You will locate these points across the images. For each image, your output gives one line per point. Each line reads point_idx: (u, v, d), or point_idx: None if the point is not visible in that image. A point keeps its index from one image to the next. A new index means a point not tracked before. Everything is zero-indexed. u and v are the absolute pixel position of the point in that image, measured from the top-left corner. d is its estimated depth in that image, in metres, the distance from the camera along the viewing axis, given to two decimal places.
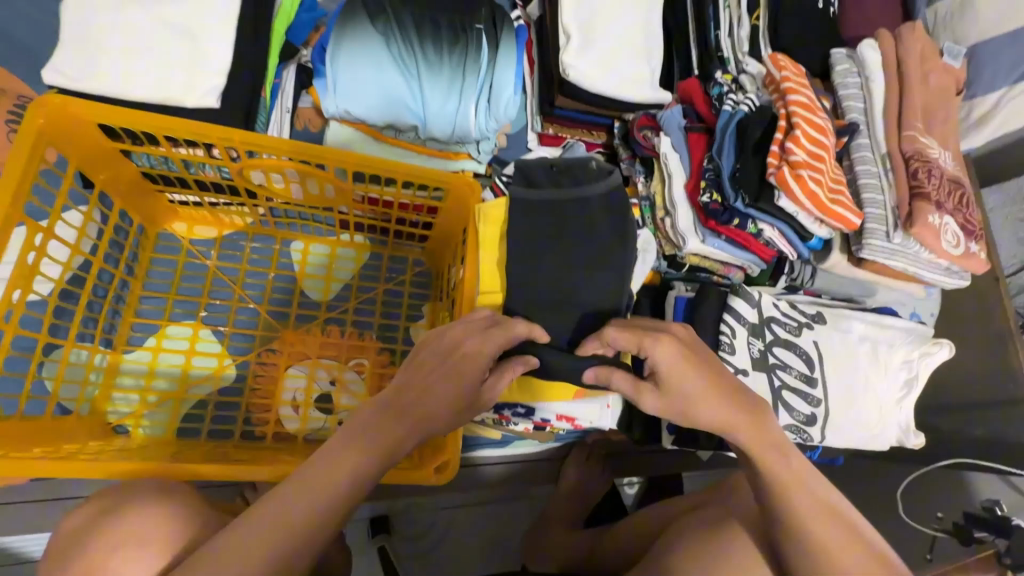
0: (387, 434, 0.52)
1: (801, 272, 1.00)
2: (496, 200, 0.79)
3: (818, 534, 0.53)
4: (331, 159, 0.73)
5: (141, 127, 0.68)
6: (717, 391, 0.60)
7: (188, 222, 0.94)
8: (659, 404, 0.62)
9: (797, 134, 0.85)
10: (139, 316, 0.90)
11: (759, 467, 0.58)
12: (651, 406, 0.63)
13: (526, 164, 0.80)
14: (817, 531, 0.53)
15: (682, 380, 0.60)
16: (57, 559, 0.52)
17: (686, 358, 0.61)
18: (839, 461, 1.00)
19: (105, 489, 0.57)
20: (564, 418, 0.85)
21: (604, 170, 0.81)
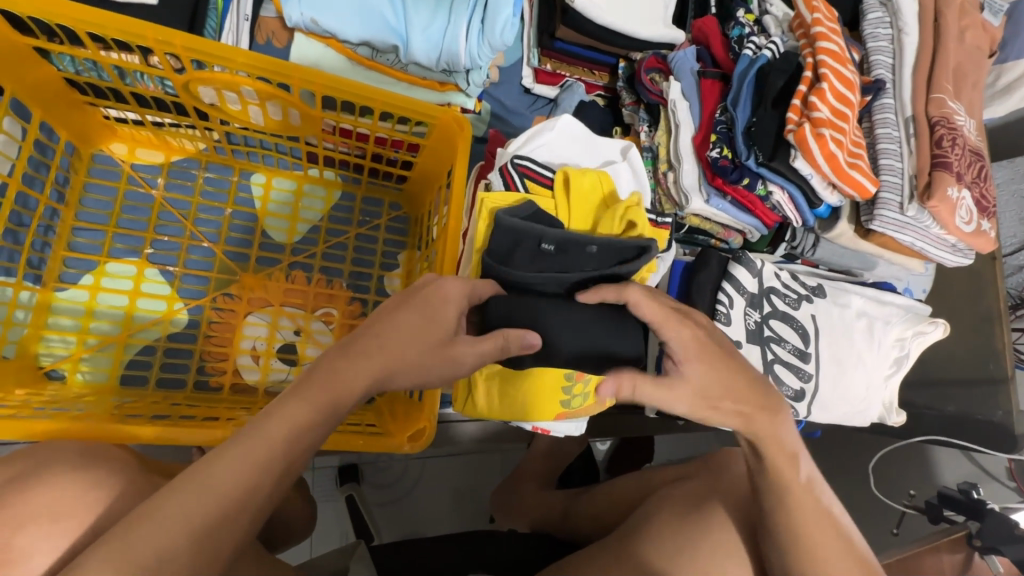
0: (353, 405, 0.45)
1: (802, 240, 0.95)
2: (506, 194, 0.66)
3: (816, 543, 0.52)
4: (297, 79, 0.61)
5: (56, 18, 0.55)
6: (741, 380, 0.56)
7: (128, 143, 0.82)
8: (689, 332, 0.57)
9: (823, 88, 0.76)
10: (72, 250, 0.79)
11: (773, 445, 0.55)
12: (679, 333, 0.57)
13: (511, 229, 0.61)
14: (821, 510, 0.54)
15: (706, 364, 0.55)
16: None
17: (710, 345, 0.56)
18: (818, 433, 0.99)
19: (24, 452, 0.51)
20: (540, 430, 0.71)
21: (609, 256, 0.61)
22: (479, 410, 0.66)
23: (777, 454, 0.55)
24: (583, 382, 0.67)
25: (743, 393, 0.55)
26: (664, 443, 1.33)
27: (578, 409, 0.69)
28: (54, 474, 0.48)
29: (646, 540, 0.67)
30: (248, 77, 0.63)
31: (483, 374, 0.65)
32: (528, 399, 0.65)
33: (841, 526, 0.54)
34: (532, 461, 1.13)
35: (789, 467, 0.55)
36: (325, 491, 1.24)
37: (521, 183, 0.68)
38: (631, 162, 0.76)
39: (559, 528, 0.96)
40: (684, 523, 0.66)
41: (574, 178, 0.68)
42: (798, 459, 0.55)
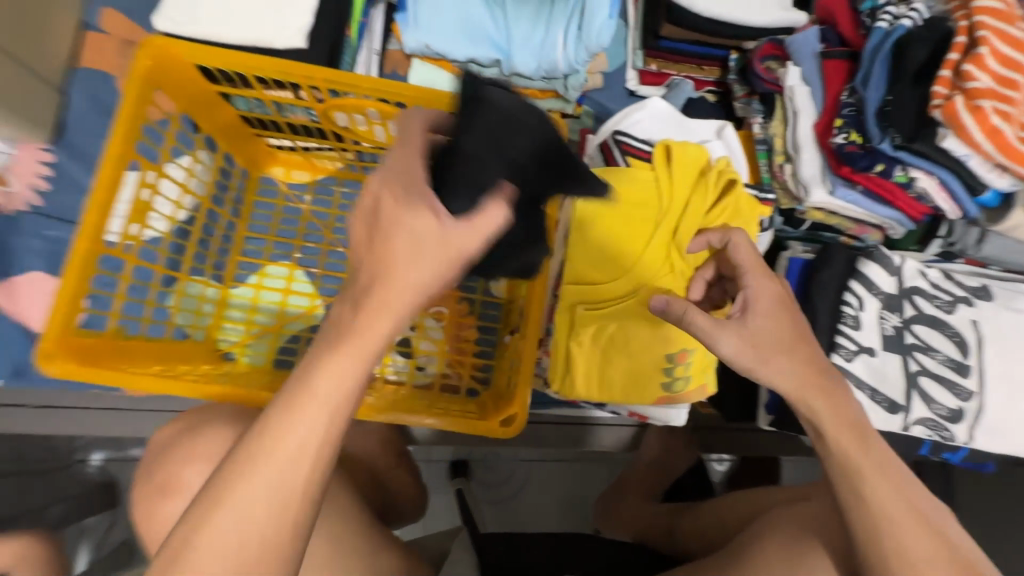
0: None
1: (962, 236, 0.80)
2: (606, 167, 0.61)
3: (894, 542, 0.43)
4: (413, 98, 0.69)
5: (233, 66, 0.68)
6: (806, 343, 0.48)
7: (286, 166, 0.98)
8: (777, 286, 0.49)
9: (982, 53, 0.64)
10: (244, 255, 0.96)
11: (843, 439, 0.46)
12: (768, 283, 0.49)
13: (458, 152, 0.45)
14: (910, 527, 0.43)
15: (777, 324, 0.48)
16: (158, 466, 0.58)
17: (788, 306, 0.49)
18: (987, 467, 0.83)
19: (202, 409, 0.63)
20: (636, 418, 0.67)
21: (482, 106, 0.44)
22: (575, 388, 0.60)
23: (841, 434, 0.46)
24: (684, 365, 0.61)
25: (810, 358, 0.47)
26: (788, 466, 1.21)
27: (677, 397, 0.62)
28: (223, 424, 0.59)
29: (752, 557, 0.61)
30: (374, 100, 0.73)
31: (582, 362, 0.60)
32: (629, 375, 0.60)
33: (930, 523, 0.45)
34: (636, 470, 1.09)
35: (862, 448, 0.46)
36: (437, 482, 1.33)
37: (623, 160, 0.68)
38: (726, 141, 0.72)
39: (662, 540, 0.92)
40: (795, 543, 0.60)
41: (677, 149, 0.62)
42: (871, 441, 0.46)
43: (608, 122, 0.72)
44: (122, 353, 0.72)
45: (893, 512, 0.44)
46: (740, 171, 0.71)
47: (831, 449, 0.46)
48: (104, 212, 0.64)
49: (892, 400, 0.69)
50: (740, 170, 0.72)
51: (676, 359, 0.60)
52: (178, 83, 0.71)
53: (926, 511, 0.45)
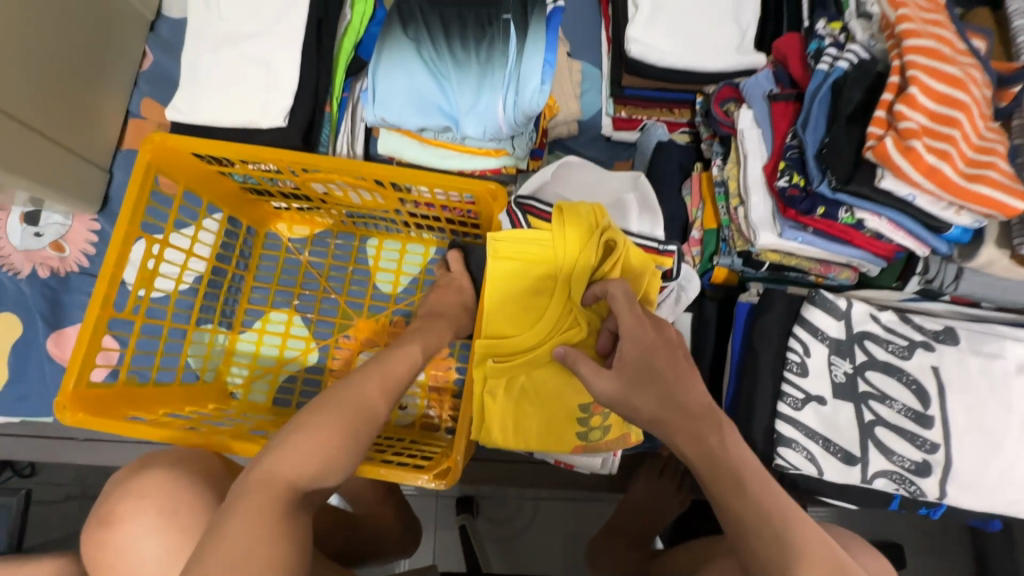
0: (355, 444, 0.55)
1: (940, 272, 0.76)
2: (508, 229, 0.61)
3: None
4: (369, 171, 0.77)
5: (223, 153, 0.79)
6: (684, 404, 0.49)
7: (288, 223, 1.09)
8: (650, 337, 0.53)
9: (912, 93, 0.63)
10: (251, 303, 1.07)
11: (729, 477, 0.47)
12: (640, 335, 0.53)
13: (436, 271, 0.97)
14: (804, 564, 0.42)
15: (650, 371, 0.52)
16: None
17: (663, 351, 0.52)
18: (993, 525, 0.74)
19: None
20: (564, 465, 0.72)
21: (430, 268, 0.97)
22: (493, 437, 0.65)
23: (720, 483, 0.47)
24: (601, 415, 0.65)
25: (681, 402, 0.50)
26: None
27: (596, 446, 0.67)
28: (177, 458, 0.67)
29: None
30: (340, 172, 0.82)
31: (500, 411, 0.65)
32: (545, 425, 0.65)
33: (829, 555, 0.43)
34: (623, 515, 1.07)
35: (739, 497, 0.45)
36: (440, 519, 1.36)
37: (525, 220, 0.69)
38: (641, 193, 0.72)
39: None
40: None
41: (569, 210, 0.59)
42: (747, 485, 0.46)
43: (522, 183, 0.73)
44: (132, 399, 0.80)
45: (775, 556, 0.43)
46: (657, 223, 0.70)
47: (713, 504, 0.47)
48: (113, 281, 0.75)
49: (847, 451, 0.66)
50: (654, 223, 0.70)
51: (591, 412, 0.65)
52: (178, 166, 0.83)
53: (828, 553, 0.43)
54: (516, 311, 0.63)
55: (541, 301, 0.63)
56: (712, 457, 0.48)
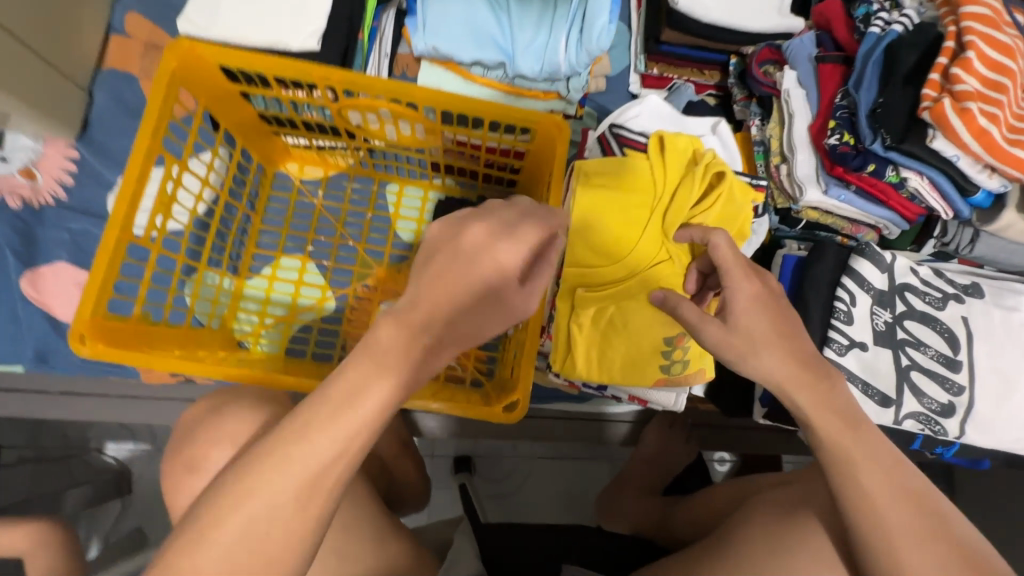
0: None
1: (957, 236, 0.82)
2: (602, 158, 0.72)
3: (892, 524, 0.43)
4: (422, 98, 0.73)
5: (256, 68, 0.72)
6: (787, 343, 0.51)
7: (300, 163, 1.02)
8: (752, 290, 0.54)
9: (968, 57, 0.68)
10: (259, 248, 1.00)
11: (828, 427, 0.48)
12: (744, 287, 0.54)
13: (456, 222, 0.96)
14: (901, 507, 0.44)
15: (754, 320, 0.52)
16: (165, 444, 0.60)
17: (767, 303, 0.53)
18: (984, 463, 0.83)
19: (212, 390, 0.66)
20: (636, 401, 0.77)
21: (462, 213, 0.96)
22: (576, 367, 0.71)
23: (830, 421, 0.48)
24: (682, 347, 0.70)
25: (790, 349, 0.51)
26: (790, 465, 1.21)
27: (677, 379, 0.71)
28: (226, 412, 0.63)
29: (741, 541, 0.63)
30: (386, 100, 0.76)
31: (585, 337, 0.71)
32: (628, 358, 0.71)
33: (927, 504, 0.44)
34: (634, 467, 1.10)
35: (849, 436, 0.47)
36: (440, 478, 1.34)
37: (621, 151, 0.76)
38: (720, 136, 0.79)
39: (659, 533, 0.93)
40: (780, 528, 0.61)
41: (669, 139, 0.72)
42: (860, 425, 0.48)
43: (613, 111, 0.79)
44: (149, 336, 0.73)
45: (871, 497, 0.44)
46: (735, 162, 0.79)
47: (817, 438, 0.48)
48: (134, 201, 0.67)
49: (884, 393, 0.71)
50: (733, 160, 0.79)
51: (671, 342, 0.70)
52: (201, 79, 0.75)
53: (927, 498, 0.45)
54: (614, 240, 0.70)
55: (636, 231, 0.70)
56: (815, 405, 0.49)
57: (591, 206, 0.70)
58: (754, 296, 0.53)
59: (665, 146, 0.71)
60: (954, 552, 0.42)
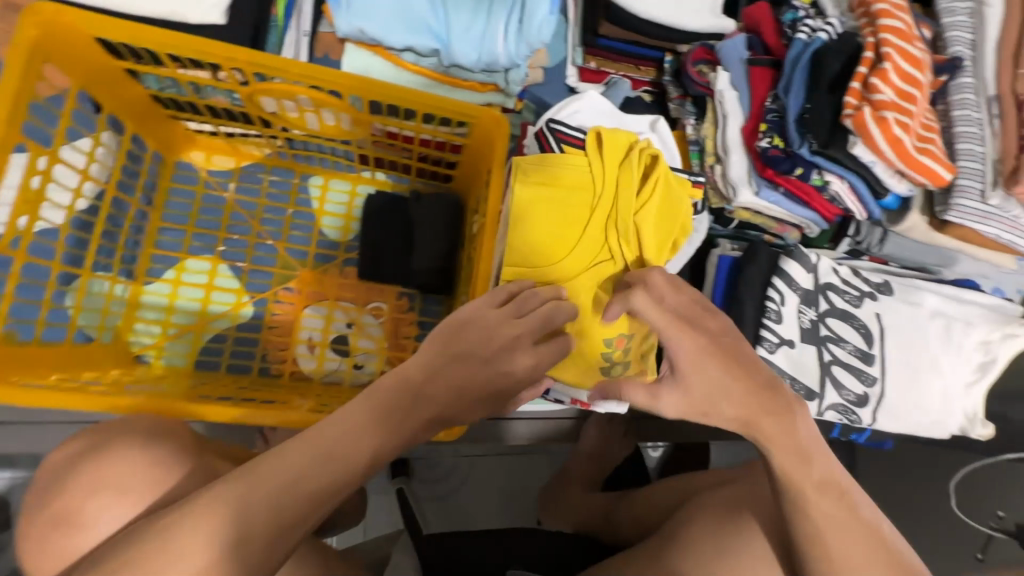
0: (390, 395, 0.48)
1: (868, 235, 0.88)
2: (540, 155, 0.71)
3: (836, 550, 0.49)
4: (346, 86, 0.66)
5: (144, 43, 0.62)
6: (749, 388, 0.52)
7: (206, 151, 0.90)
8: (692, 346, 0.53)
9: (886, 68, 0.72)
10: (159, 248, 0.88)
11: (790, 465, 0.51)
12: (684, 344, 0.53)
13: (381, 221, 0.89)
14: (844, 535, 0.49)
15: (706, 374, 0.52)
16: (37, 495, 0.50)
17: (713, 352, 0.53)
18: (888, 444, 0.90)
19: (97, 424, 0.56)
20: (578, 404, 0.76)
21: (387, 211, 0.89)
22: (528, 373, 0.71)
23: (789, 459, 0.51)
24: (621, 350, 0.74)
25: (740, 399, 0.52)
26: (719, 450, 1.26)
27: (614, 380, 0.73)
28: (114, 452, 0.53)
29: (686, 543, 0.64)
30: (305, 86, 0.68)
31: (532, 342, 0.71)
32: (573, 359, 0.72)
33: (870, 529, 0.50)
34: (576, 464, 1.10)
35: (804, 472, 0.51)
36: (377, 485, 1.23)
37: (559, 148, 0.73)
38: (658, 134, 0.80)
39: (602, 530, 0.94)
40: (724, 529, 0.63)
41: (608, 135, 0.71)
42: (813, 459, 0.51)
43: (547, 109, 0.76)
44: (15, 360, 0.62)
45: (820, 527, 0.50)
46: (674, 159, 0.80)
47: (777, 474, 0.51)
48: None
49: (809, 387, 0.74)
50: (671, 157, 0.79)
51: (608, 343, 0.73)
52: (73, 54, 0.63)
53: (866, 521, 0.50)
54: (561, 236, 0.71)
55: (578, 226, 0.70)
56: (780, 441, 0.51)
57: (534, 202, 0.69)
58: (693, 351, 0.53)
59: (604, 142, 0.71)
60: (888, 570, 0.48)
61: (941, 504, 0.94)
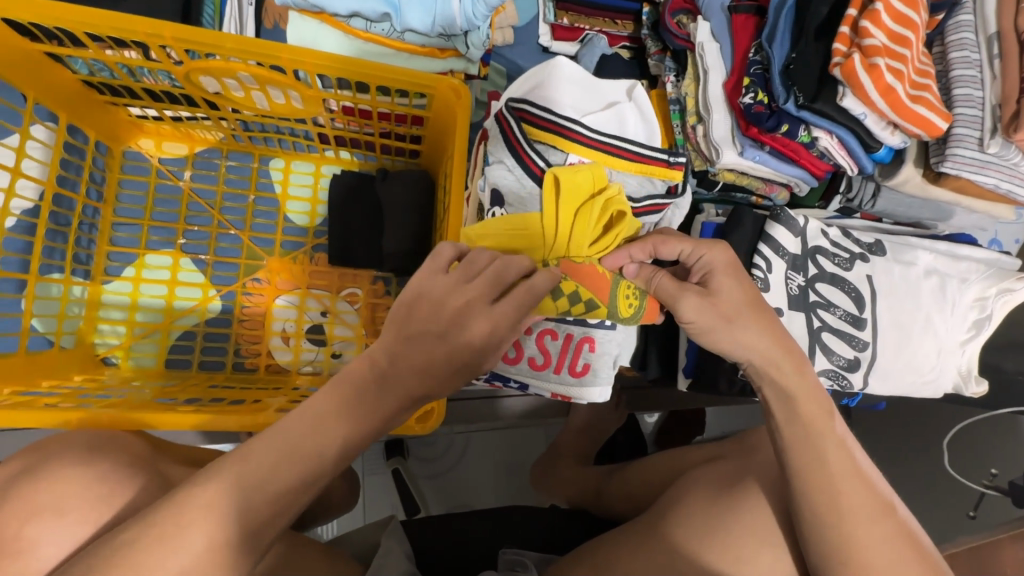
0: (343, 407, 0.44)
1: (860, 191, 0.84)
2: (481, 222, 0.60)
3: (846, 499, 0.48)
4: (287, 59, 0.60)
5: (54, 22, 0.56)
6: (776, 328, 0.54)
7: (155, 138, 0.85)
8: (728, 260, 0.57)
9: (877, 9, 0.67)
10: (115, 244, 0.84)
11: (809, 407, 0.51)
12: (720, 258, 0.57)
13: (348, 202, 0.84)
14: (852, 485, 0.48)
15: (737, 296, 0.55)
16: None
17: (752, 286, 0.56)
18: (881, 406, 0.88)
19: (43, 441, 0.53)
20: (561, 398, 0.72)
21: (349, 190, 0.84)
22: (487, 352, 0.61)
23: (808, 399, 0.52)
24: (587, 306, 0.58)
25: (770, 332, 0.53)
26: (714, 415, 1.25)
27: (600, 375, 0.71)
28: (66, 465, 0.49)
29: (675, 522, 0.62)
30: (244, 63, 0.62)
31: None
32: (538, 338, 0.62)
33: (877, 486, 0.49)
34: (569, 438, 1.09)
35: (826, 419, 0.51)
36: (370, 464, 1.17)
37: (519, 128, 0.64)
38: (637, 101, 0.70)
39: (594, 505, 0.93)
40: (713, 506, 0.61)
41: (565, 179, 0.57)
42: (834, 414, 0.51)
43: (512, 87, 0.71)
44: None
45: (830, 471, 0.49)
46: (654, 134, 0.69)
47: (802, 417, 0.51)
48: None
49: None
50: (650, 131, 0.69)
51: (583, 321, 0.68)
52: None
53: (871, 477, 0.50)
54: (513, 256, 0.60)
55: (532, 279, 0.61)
56: (801, 386, 0.52)
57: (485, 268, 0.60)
58: (730, 274, 0.57)
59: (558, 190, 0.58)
60: (898, 527, 0.47)
61: (934, 461, 0.93)
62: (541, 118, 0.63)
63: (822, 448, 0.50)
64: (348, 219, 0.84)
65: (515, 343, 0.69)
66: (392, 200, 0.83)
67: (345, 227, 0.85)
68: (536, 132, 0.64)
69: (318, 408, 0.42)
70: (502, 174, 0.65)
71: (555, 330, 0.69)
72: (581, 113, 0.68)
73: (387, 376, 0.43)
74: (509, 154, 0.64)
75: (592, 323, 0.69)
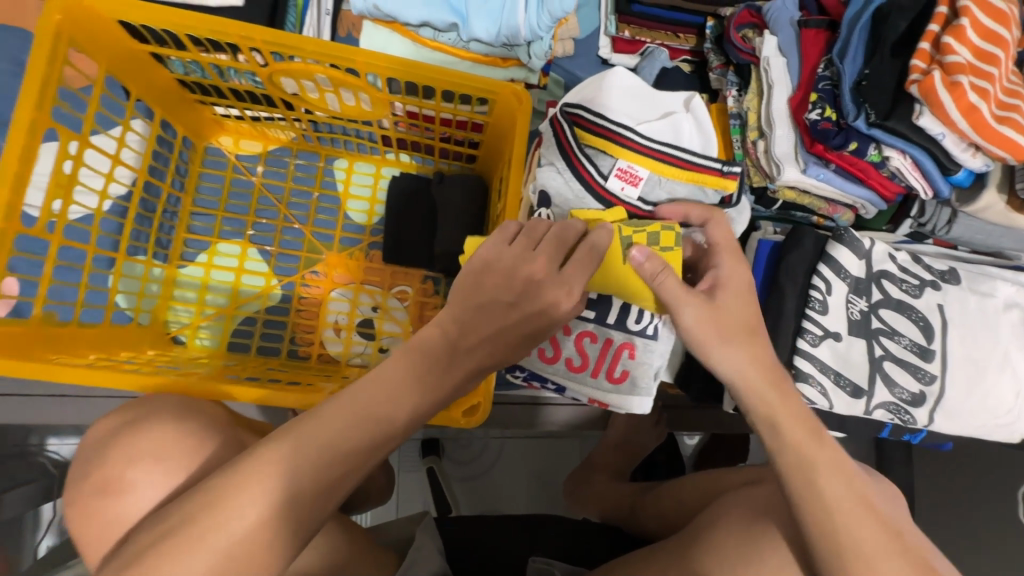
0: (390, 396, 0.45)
1: (934, 217, 0.78)
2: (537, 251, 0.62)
3: (846, 528, 0.46)
4: (361, 63, 0.64)
5: (162, 25, 0.62)
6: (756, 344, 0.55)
7: (234, 136, 0.92)
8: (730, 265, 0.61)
9: (962, 25, 0.64)
10: (192, 232, 0.90)
11: (790, 429, 0.51)
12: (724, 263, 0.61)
13: (406, 204, 0.88)
14: (851, 514, 0.46)
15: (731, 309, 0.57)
16: (70, 475, 0.53)
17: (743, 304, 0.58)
18: (947, 447, 0.82)
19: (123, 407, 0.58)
20: (596, 403, 0.73)
21: (409, 193, 0.88)
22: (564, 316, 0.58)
23: (795, 416, 0.52)
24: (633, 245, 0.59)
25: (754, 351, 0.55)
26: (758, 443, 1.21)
27: (642, 384, 0.70)
28: (143, 430, 0.54)
29: (713, 545, 0.60)
30: (322, 65, 0.66)
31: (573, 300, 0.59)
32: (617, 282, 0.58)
33: (884, 520, 0.47)
34: (605, 452, 1.07)
35: (815, 441, 0.50)
36: (407, 461, 1.20)
37: (572, 134, 0.64)
38: (694, 112, 0.69)
39: (628, 521, 0.92)
40: (755, 531, 0.59)
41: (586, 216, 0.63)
42: (823, 435, 0.51)
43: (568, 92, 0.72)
44: (52, 340, 0.66)
45: (825, 500, 0.47)
46: (710, 145, 0.68)
47: (785, 440, 0.50)
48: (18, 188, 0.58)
49: (856, 384, 0.68)
50: (706, 144, 0.68)
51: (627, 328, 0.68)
52: (96, 38, 0.64)
53: (876, 508, 0.47)
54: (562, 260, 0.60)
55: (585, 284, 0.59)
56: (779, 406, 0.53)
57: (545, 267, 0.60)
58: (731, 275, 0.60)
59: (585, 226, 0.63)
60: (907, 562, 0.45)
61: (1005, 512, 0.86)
62: (592, 123, 0.64)
63: (808, 472, 0.48)
64: (405, 220, 0.88)
65: (555, 341, 0.69)
66: (447, 203, 0.85)
67: (402, 228, 0.88)
68: (586, 137, 0.64)
69: (357, 392, 0.44)
70: (551, 178, 0.65)
71: (596, 332, 0.69)
72: (635, 122, 0.68)
73: (454, 347, 0.48)
74: (561, 158, 0.65)
75: (634, 330, 0.68)
